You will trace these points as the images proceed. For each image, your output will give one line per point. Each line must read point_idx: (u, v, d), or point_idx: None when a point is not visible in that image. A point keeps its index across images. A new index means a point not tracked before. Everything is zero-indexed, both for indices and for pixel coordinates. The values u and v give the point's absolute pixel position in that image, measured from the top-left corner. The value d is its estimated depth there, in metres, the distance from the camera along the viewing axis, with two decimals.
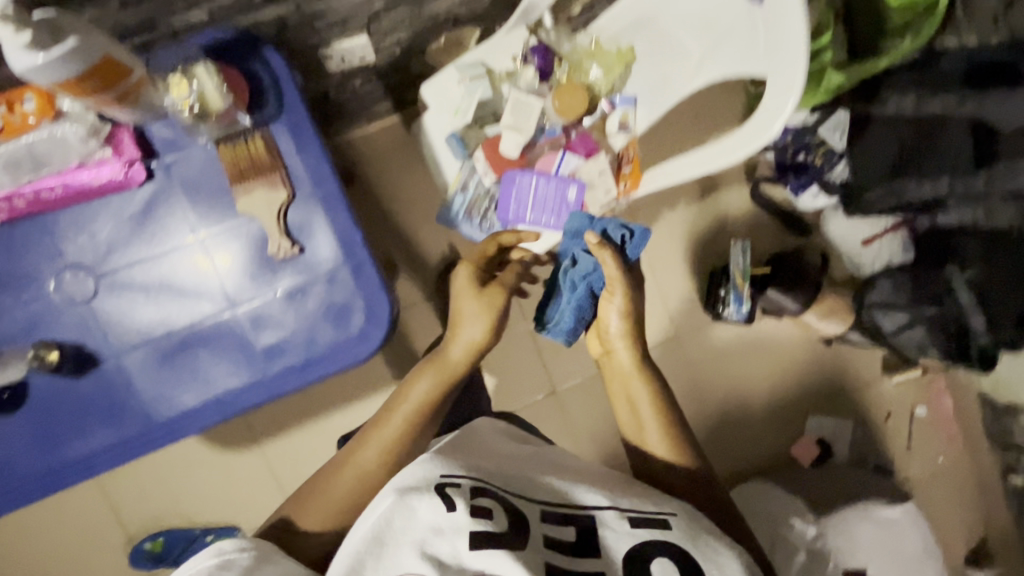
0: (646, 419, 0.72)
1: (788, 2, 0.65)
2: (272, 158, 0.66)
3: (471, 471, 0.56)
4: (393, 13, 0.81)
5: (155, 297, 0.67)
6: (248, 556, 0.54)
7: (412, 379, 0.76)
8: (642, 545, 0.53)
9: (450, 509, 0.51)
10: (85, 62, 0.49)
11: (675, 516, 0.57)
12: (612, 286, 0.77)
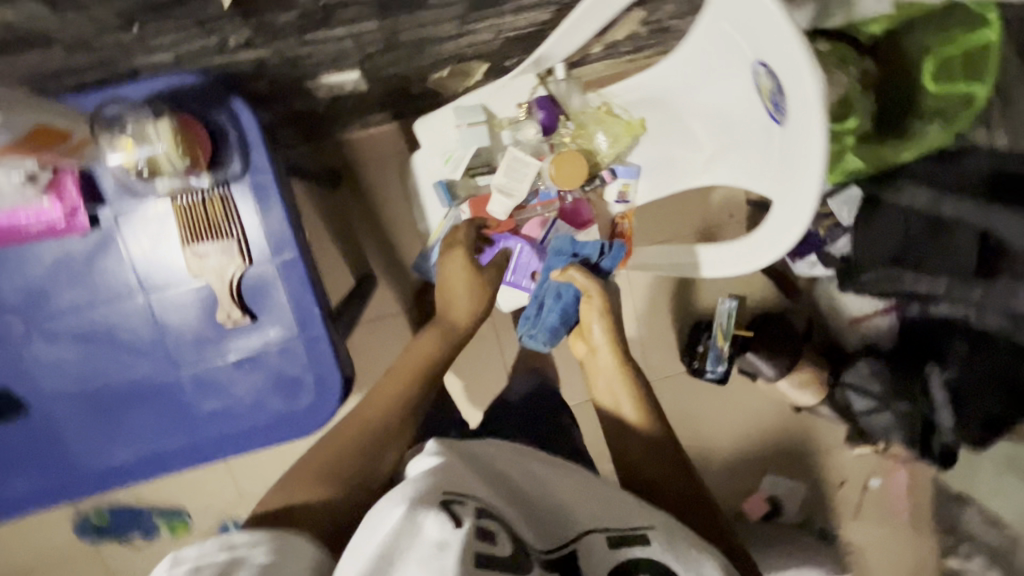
0: (624, 403, 0.73)
1: (804, 143, 0.59)
2: (229, 223, 0.61)
3: (467, 482, 0.48)
4: (391, 56, 0.74)
5: (93, 349, 0.63)
6: (262, 552, 0.46)
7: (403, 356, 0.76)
8: (631, 564, 0.47)
9: (456, 527, 0.41)
10: (12, 134, 0.44)
11: (655, 528, 0.50)
12: (590, 291, 0.79)
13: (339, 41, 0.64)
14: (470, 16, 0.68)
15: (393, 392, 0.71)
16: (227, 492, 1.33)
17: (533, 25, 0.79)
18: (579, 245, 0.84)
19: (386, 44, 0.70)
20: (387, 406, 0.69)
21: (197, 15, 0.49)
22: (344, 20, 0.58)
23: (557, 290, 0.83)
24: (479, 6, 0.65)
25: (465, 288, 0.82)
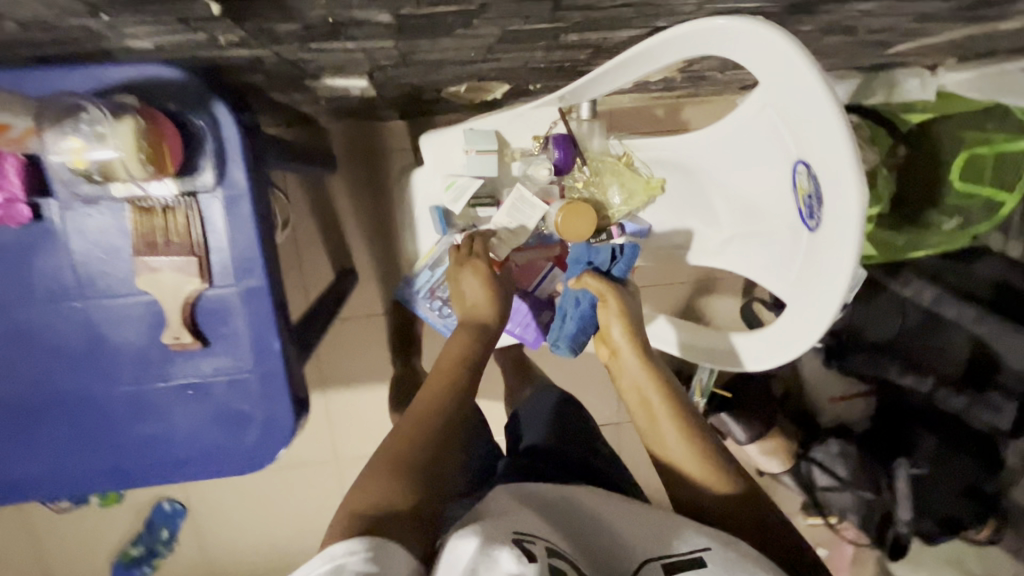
0: (656, 406, 0.64)
1: (830, 259, 0.55)
2: (190, 238, 0.54)
3: (529, 520, 0.51)
4: (405, 70, 0.67)
5: (17, 349, 0.56)
6: (363, 560, 0.44)
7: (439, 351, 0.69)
8: None
9: (527, 561, 0.43)
10: None
11: (711, 550, 0.49)
12: (606, 296, 0.72)
13: (347, 52, 0.57)
14: (497, 48, 0.62)
15: (436, 382, 0.63)
16: None
17: (564, 60, 0.73)
18: (595, 250, 0.76)
19: (401, 60, 0.63)
20: (433, 391, 0.62)
21: (179, 13, 0.42)
22: (355, 36, 0.51)
23: (577, 298, 0.75)
24: (508, 41, 0.59)
25: (483, 282, 0.75)
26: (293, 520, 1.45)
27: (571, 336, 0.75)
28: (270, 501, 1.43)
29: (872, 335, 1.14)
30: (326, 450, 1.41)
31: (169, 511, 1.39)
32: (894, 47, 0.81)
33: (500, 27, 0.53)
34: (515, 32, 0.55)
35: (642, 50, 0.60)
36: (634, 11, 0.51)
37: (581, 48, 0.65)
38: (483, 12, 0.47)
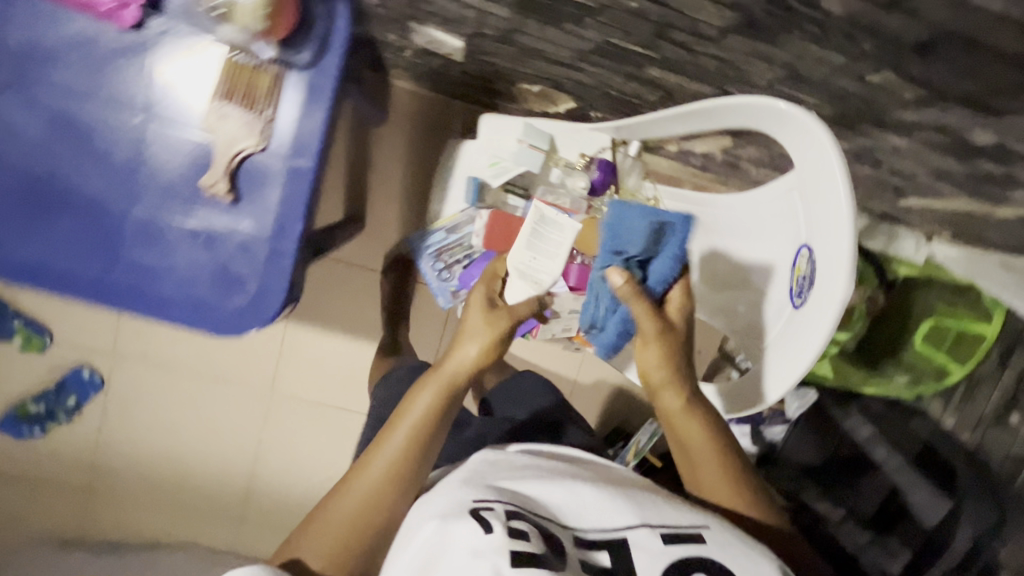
0: (701, 461, 0.67)
1: (809, 333, 0.61)
2: (267, 101, 0.58)
3: (500, 492, 0.58)
4: (500, 47, 0.74)
5: (60, 135, 0.58)
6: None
7: (409, 396, 0.67)
8: (683, 561, 0.53)
9: (488, 531, 0.51)
10: None
11: (709, 529, 0.56)
12: (648, 336, 0.68)
13: (464, 6, 0.63)
14: (588, 57, 0.69)
15: (394, 446, 0.62)
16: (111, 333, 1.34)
17: (634, 97, 0.80)
18: (627, 238, 0.66)
19: (503, 35, 0.69)
20: (392, 453, 0.62)
21: None
22: None
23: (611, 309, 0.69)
24: (601, 54, 0.65)
25: (478, 336, 0.69)
26: (205, 433, 1.42)
27: (613, 339, 0.71)
28: (189, 408, 1.39)
29: (806, 454, 1.25)
30: (266, 377, 1.40)
31: (86, 379, 1.34)
32: (906, 199, 0.91)
33: (602, 36, 0.59)
34: (612, 47, 0.62)
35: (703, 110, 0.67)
36: (716, 67, 0.58)
37: (654, 88, 0.73)
38: (599, 12, 0.54)
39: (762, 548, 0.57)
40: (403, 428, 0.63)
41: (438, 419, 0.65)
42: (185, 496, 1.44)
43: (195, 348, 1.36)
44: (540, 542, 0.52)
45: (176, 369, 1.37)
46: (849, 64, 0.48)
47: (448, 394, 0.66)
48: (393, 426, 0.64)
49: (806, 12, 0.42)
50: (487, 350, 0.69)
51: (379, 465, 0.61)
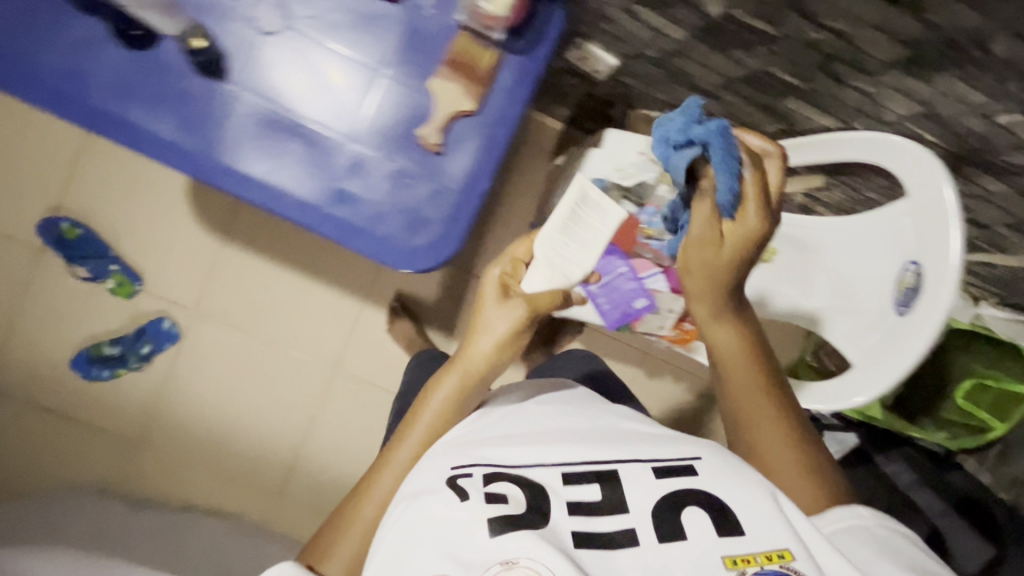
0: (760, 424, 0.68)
1: (918, 337, 0.70)
2: (486, 75, 0.68)
3: (490, 449, 0.62)
4: (649, 69, 0.87)
5: (308, 76, 0.68)
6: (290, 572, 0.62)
7: (433, 382, 0.74)
8: (676, 495, 0.56)
9: (462, 501, 0.56)
10: None
11: (702, 460, 0.60)
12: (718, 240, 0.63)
13: (645, 28, 0.76)
14: (732, 86, 0.81)
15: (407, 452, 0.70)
16: (197, 288, 1.40)
17: (749, 128, 0.93)
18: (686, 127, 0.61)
19: (662, 57, 0.82)
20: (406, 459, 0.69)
21: None
22: (671, 16, 0.71)
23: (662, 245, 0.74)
24: (749, 83, 0.78)
25: (496, 333, 0.72)
26: (261, 401, 1.44)
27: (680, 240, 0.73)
28: (253, 374, 1.44)
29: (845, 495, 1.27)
30: (333, 353, 1.45)
31: (164, 330, 1.39)
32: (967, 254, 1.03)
33: (762, 65, 0.72)
34: (764, 77, 0.75)
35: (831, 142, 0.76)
36: (854, 100, 0.70)
37: (777, 120, 0.86)
38: (775, 42, 0.66)
39: (754, 476, 0.58)
40: (421, 420, 0.71)
41: (449, 416, 0.71)
42: (225, 462, 1.45)
43: (272, 317, 1.42)
44: (518, 504, 0.56)
45: (251, 334, 1.43)
46: (985, 102, 0.60)
47: (465, 386, 0.71)
48: (415, 413, 0.72)
49: (972, 53, 0.54)
50: (505, 345, 0.72)
51: (397, 459, 0.70)
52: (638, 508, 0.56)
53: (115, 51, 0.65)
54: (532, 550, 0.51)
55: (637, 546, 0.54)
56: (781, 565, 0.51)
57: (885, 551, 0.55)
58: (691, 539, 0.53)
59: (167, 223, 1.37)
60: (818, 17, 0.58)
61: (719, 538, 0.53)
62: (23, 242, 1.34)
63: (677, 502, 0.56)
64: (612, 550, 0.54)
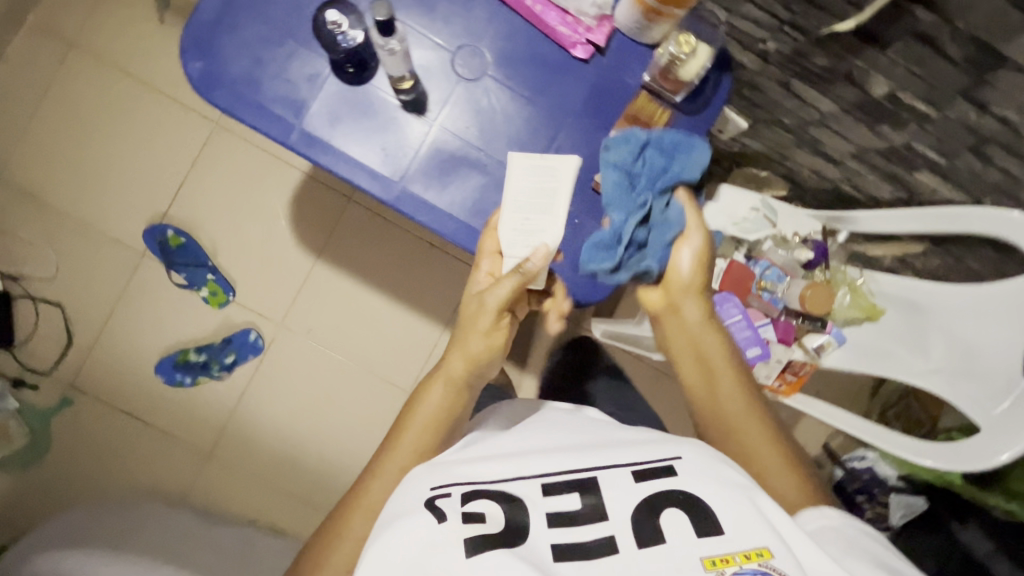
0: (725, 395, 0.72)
1: None
2: (660, 130, 0.74)
3: (465, 471, 0.60)
4: (777, 133, 0.94)
5: (497, 119, 0.74)
6: None
7: (420, 391, 0.71)
8: (654, 498, 0.55)
9: (439, 522, 0.54)
10: None
11: (681, 459, 0.58)
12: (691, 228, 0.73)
13: (792, 97, 0.83)
14: (864, 154, 0.87)
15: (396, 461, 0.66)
16: (284, 303, 1.44)
17: (862, 193, 0.99)
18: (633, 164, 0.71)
19: (798, 125, 0.89)
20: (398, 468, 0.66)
21: (798, 16, 0.67)
22: (826, 90, 0.77)
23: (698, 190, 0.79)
24: (884, 154, 0.84)
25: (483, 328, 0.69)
26: (333, 419, 1.45)
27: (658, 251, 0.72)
28: (329, 391, 1.45)
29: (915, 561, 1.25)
30: (409, 377, 1.46)
31: (250, 341, 1.42)
32: None
33: (906, 140, 0.78)
34: (904, 150, 0.80)
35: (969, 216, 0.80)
36: (993, 179, 0.76)
37: (899, 189, 0.91)
38: (931, 123, 0.72)
39: (733, 474, 0.57)
40: (411, 426, 0.69)
41: (438, 421, 0.68)
42: (291, 479, 1.44)
43: (355, 336, 1.45)
44: (497, 521, 0.55)
45: (333, 351, 1.45)
46: None
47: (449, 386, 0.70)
48: (405, 420, 0.69)
49: None
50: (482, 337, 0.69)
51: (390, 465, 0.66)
52: (619, 514, 0.54)
53: (331, 84, 0.71)
54: (509, 563, 0.50)
55: (619, 553, 0.52)
56: (760, 564, 0.49)
57: (854, 549, 0.53)
58: (671, 540, 0.52)
59: (267, 238, 1.42)
60: (987, 105, 0.64)
61: (698, 538, 0.52)
62: (128, 246, 1.40)
63: (656, 503, 0.55)
64: (592, 560, 0.52)
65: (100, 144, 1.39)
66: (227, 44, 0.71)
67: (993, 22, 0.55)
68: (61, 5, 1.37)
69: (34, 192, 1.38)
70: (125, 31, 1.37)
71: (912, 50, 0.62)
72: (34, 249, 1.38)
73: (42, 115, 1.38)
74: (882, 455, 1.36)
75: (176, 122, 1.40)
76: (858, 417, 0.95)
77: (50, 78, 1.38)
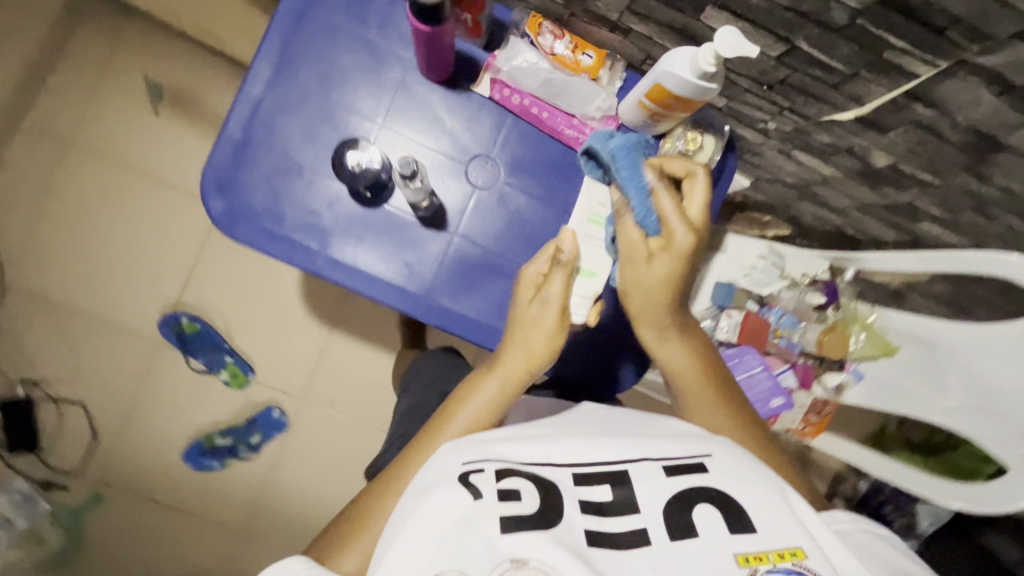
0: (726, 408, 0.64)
1: None
2: None
3: (494, 448, 0.53)
4: (779, 187, 0.96)
5: (514, 222, 0.75)
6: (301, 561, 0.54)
7: (472, 380, 0.63)
8: (687, 494, 0.49)
9: (474, 497, 0.47)
10: (694, 97, 0.61)
11: (713, 456, 0.52)
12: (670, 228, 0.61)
13: (794, 163, 0.85)
14: (868, 207, 0.89)
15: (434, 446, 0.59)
16: (301, 376, 1.45)
17: (865, 235, 1.01)
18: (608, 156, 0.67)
19: (801, 183, 0.91)
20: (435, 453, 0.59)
21: (798, 104, 0.69)
22: (827, 159, 0.80)
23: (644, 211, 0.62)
24: (887, 207, 0.86)
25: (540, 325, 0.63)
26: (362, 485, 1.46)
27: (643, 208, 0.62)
28: (354, 460, 1.46)
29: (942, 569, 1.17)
30: None
31: (273, 419, 1.43)
32: None
33: (909, 197, 0.80)
34: (908, 205, 0.83)
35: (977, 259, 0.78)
36: (996, 231, 0.79)
37: (902, 233, 0.94)
38: (933, 187, 0.74)
39: (766, 477, 0.51)
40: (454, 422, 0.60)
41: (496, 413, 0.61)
42: None
43: (375, 403, 1.46)
44: (532, 500, 0.48)
45: (354, 420, 1.46)
46: None
47: (507, 393, 0.62)
48: (446, 416, 0.61)
49: None
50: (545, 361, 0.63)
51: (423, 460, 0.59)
52: (651, 506, 0.49)
53: (352, 209, 0.73)
54: (543, 551, 0.44)
55: (649, 545, 0.47)
56: (794, 563, 0.45)
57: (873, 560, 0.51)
58: (704, 536, 0.47)
59: (280, 315, 1.44)
60: (988, 178, 0.67)
61: (730, 535, 0.47)
62: (144, 337, 1.41)
63: (688, 499, 0.49)
64: (622, 550, 0.47)
65: (106, 239, 1.40)
66: (246, 180, 0.72)
67: (991, 120, 0.57)
68: (53, 106, 1.36)
69: (46, 293, 1.38)
70: (119, 125, 1.38)
71: (912, 134, 0.65)
72: (51, 349, 1.38)
73: (46, 217, 1.38)
74: None
75: (180, 210, 1.41)
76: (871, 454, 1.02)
77: (51, 180, 1.38)
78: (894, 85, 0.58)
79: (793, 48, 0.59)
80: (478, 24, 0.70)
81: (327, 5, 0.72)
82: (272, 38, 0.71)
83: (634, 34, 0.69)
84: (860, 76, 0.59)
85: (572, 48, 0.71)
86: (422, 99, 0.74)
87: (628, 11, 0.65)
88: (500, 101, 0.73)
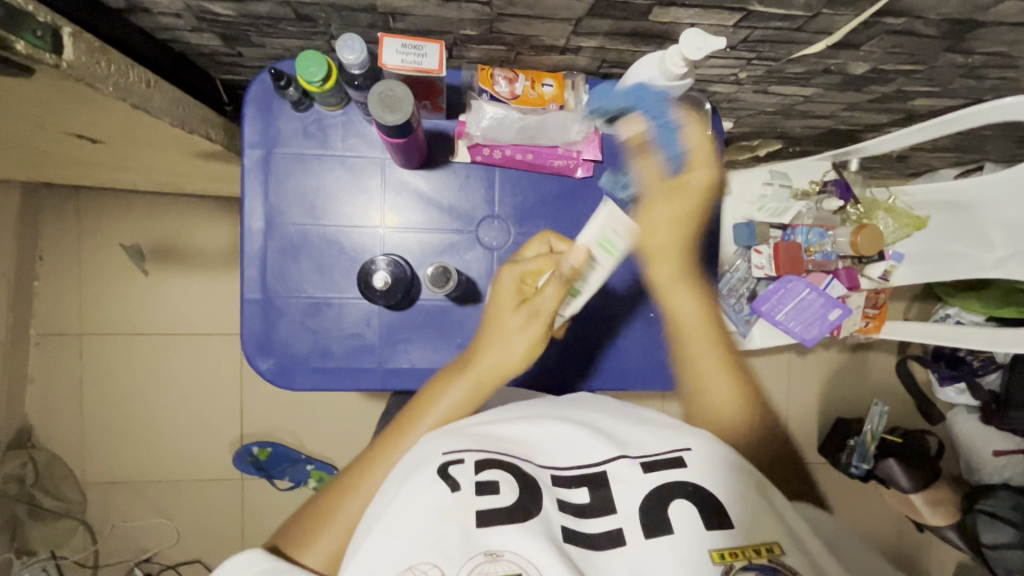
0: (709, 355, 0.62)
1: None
2: None
3: (470, 441, 0.52)
4: (761, 117, 0.96)
5: None
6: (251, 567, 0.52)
7: (439, 385, 0.60)
8: (664, 489, 0.49)
9: (452, 490, 0.47)
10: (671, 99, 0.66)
11: (692, 451, 0.52)
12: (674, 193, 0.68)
13: (771, 95, 0.84)
14: (857, 105, 0.89)
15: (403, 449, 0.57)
16: None
17: (860, 123, 1.00)
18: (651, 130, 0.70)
19: (783, 107, 0.90)
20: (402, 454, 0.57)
21: (764, 52, 0.68)
22: (807, 83, 0.79)
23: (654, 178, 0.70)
24: (875, 100, 0.86)
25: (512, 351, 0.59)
26: None
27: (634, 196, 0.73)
28: None
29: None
30: None
31: None
32: None
33: (896, 86, 0.80)
34: (897, 93, 0.82)
35: (975, 114, 0.78)
36: (989, 85, 0.79)
37: (894, 113, 0.93)
38: (918, 73, 0.74)
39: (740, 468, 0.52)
40: (426, 420, 0.58)
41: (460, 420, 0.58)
42: None
43: None
44: (508, 493, 0.48)
45: None
46: None
47: (476, 396, 0.59)
48: (415, 417, 0.58)
49: None
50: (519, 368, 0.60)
51: (400, 450, 0.57)
52: (628, 503, 0.49)
53: (398, 316, 0.74)
54: (518, 541, 0.45)
55: (627, 543, 0.47)
56: (771, 560, 0.46)
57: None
58: (680, 532, 0.47)
59: (339, 408, 1.46)
60: (972, 49, 0.67)
61: (708, 531, 0.47)
62: (225, 479, 1.44)
63: (664, 497, 0.49)
64: (600, 546, 0.47)
65: (150, 404, 1.41)
66: (283, 334, 0.73)
67: (964, 7, 0.57)
68: (50, 307, 1.37)
69: (119, 475, 1.41)
70: (118, 297, 1.38)
71: (887, 43, 0.65)
72: (148, 522, 1.43)
73: (86, 407, 1.39)
74: (962, 305, 1.21)
75: (206, 352, 1.42)
76: (934, 327, 1.06)
77: (78, 376, 1.39)
78: (860, 11, 0.58)
79: (749, 13, 0.58)
80: (437, 102, 0.70)
81: (288, 141, 0.71)
82: (251, 195, 0.71)
83: (585, 50, 0.69)
84: (822, 14, 0.59)
85: (530, 82, 0.70)
86: (414, 187, 0.74)
87: (574, 34, 0.64)
88: (483, 161, 0.74)
